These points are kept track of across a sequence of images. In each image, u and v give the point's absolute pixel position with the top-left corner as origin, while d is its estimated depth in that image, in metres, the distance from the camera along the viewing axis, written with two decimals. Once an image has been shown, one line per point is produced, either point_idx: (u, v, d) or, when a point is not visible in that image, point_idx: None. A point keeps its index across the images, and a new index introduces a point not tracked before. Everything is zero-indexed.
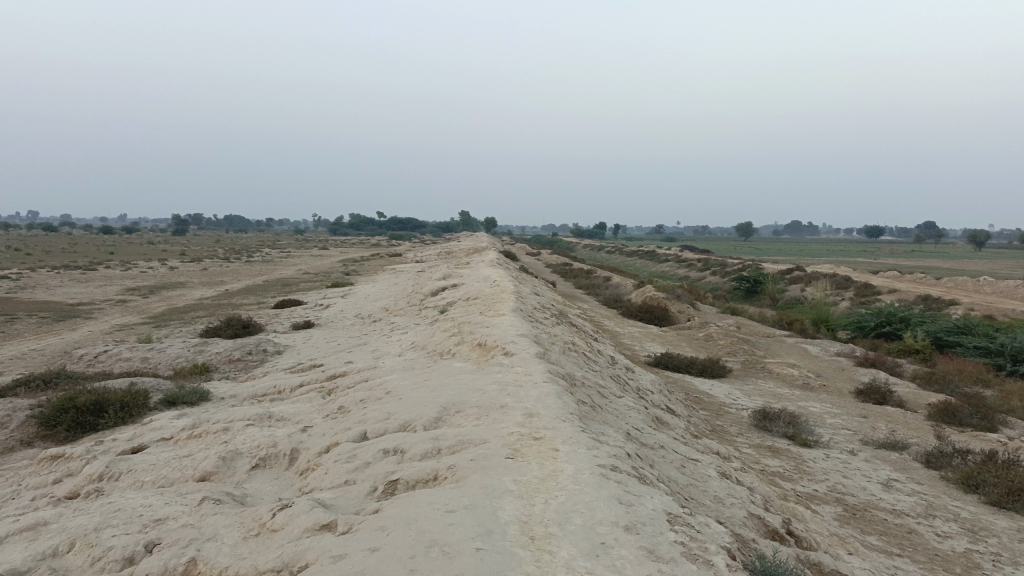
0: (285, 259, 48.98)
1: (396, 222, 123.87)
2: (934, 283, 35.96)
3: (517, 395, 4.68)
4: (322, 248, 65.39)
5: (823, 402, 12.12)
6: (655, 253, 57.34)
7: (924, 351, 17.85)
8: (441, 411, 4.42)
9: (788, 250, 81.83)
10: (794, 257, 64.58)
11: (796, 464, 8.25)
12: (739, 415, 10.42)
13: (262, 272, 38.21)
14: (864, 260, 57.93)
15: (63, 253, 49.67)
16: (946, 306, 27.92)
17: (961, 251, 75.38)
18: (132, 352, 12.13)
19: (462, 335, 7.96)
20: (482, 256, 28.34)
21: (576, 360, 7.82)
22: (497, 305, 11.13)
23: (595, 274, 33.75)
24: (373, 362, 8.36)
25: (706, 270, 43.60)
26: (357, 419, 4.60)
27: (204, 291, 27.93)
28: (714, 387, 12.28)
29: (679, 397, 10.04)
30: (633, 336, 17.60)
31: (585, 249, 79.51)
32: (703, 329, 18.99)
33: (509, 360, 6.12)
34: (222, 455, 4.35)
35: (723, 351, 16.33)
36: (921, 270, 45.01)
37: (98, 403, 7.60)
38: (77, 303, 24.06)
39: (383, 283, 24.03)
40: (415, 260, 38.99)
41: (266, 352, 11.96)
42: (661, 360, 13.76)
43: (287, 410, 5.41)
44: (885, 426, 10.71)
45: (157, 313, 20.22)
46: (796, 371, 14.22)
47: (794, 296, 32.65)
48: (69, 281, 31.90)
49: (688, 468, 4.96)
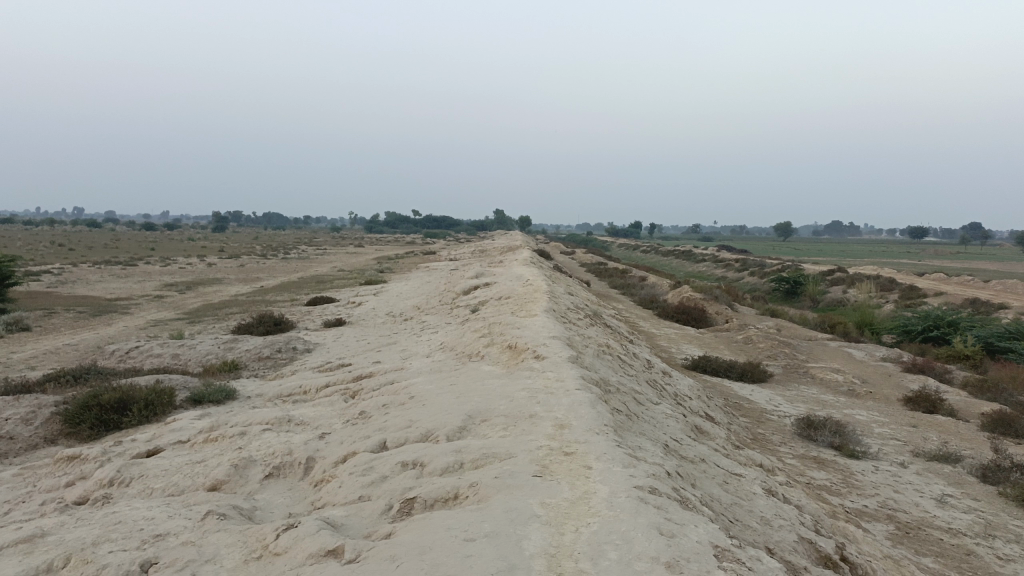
0: (321, 256, 49.31)
1: (431, 219, 124.23)
2: (983, 286, 34.75)
3: (547, 403, 4.38)
4: (358, 245, 65.79)
5: (869, 410, 11.61)
6: (691, 252, 56.54)
7: (975, 357, 17.13)
8: (466, 421, 4.13)
9: (828, 250, 80.21)
10: (835, 258, 63.16)
11: (843, 477, 7.81)
12: (781, 423, 9.98)
13: (297, 268, 38.43)
14: (907, 262, 56.45)
15: (105, 249, 50.63)
16: (996, 310, 26.92)
17: (1010, 254, 73.08)
18: (163, 348, 12.07)
19: (492, 336, 7.67)
20: (515, 254, 28.05)
21: (611, 364, 7.48)
22: (530, 305, 10.85)
23: (630, 274, 33.28)
24: (401, 362, 8.13)
25: (744, 270, 42.78)
26: (378, 426, 4.34)
27: (240, 287, 28.13)
28: (754, 393, 11.85)
29: (718, 403, 9.64)
30: (670, 337, 17.16)
31: (621, 248, 78.84)
32: (742, 331, 18.49)
33: (540, 364, 5.82)
34: (235, 462, 4.12)
35: (763, 355, 15.84)
36: (968, 272, 43.64)
37: (123, 401, 7.48)
38: (115, 298, 24.36)
39: (416, 281, 23.88)
40: (450, 258, 38.90)
41: (296, 350, 11.82)
42: (699, 364, 13.34)
43: (307, 414, 5.18)
44: (937, 436, 10.18)
45: (193, 309, 20.32)
46: (840, 377, 13.70)
47: (835, 297, 31.82)
48: (110, 277, 32.40)
49: (732, 485, 4.60)
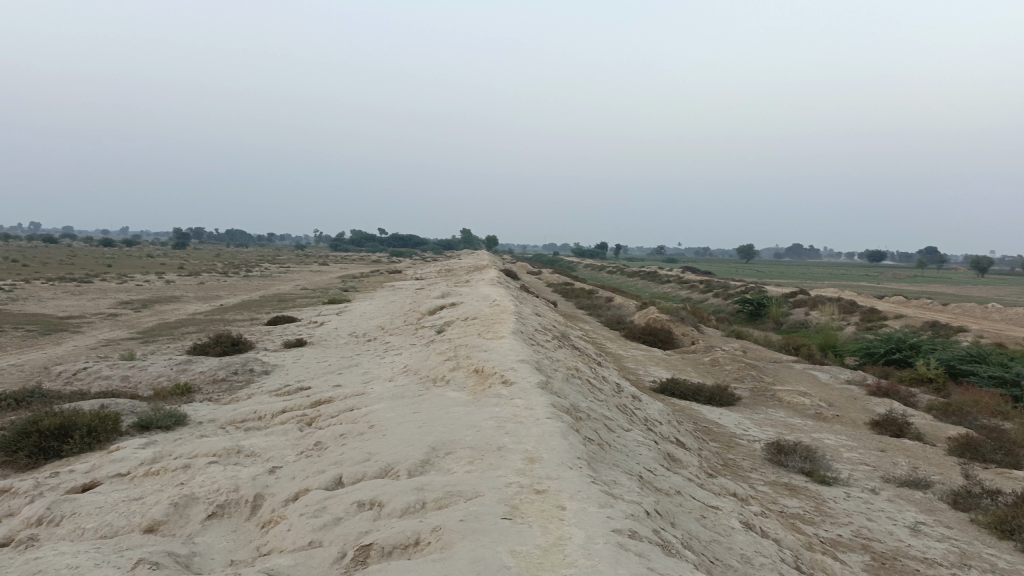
0: (284, 274, 48.48)
1: (397, 238, 123.55)
2: (942, 309, 35.36)
3: (516, 434, 4.11)
4: (322, 263, 65.04)
5: (837, 434, 11.53)
6: (657, 273, 56.87)
7: (937, 380, 17.28)
8: (429, 453, 3.85)
9: (790, 273, 81.45)
10: (796, 280, 64.08)
11: (816, 504, 7.64)
12: (751, 447, 9.82)
13: (259, 287, 37.70)
14: (866, 286, 57.48)
15: (60, 265, 49.28)
16: (954, 333, 27.35)
17: (964, 278, 74.86)
18: (112, 369, 11.54)
19: (458, 359, 7.38)
20: (481, 274, 27.80)
21: (581, 389, 7.24)
22: (497, 326, 10.59)
23: (597, 294, 33.26)
24: (362, 386, 7.79)
25: (709, 292, 43.07)
26: (333, 459, 4.03)
27: (198, 306, 27.42)
28: (723, 416, 11.71)
29: (688, 427, 9.45)
30: (637, 359, 17.00)
31: (586, 269, 79.08)
32: (708, 353, 18.44)
33: (507, 390, 5.55)
34: (176, 500, 3.78)
35: (730, 377, 15.77)
36: (927, 296, 44.46)
37: (64, 427, 7.03)
38: (66, 316, 23.54)
39: (381, 300, 23.47)
40: (416, 277, 38.52)
41: (253, 372, 11.39)
42: (667, 387, 13.18)
43: (259, 444, 4.84)
44: (905, 461, 10.11)
45: (148, 327, 19.67)
46: (807, 400, 13.65)
47: (799, 319, 32.09)
48: (62, 294, 31.39)
49: (709, 520, 4.37)
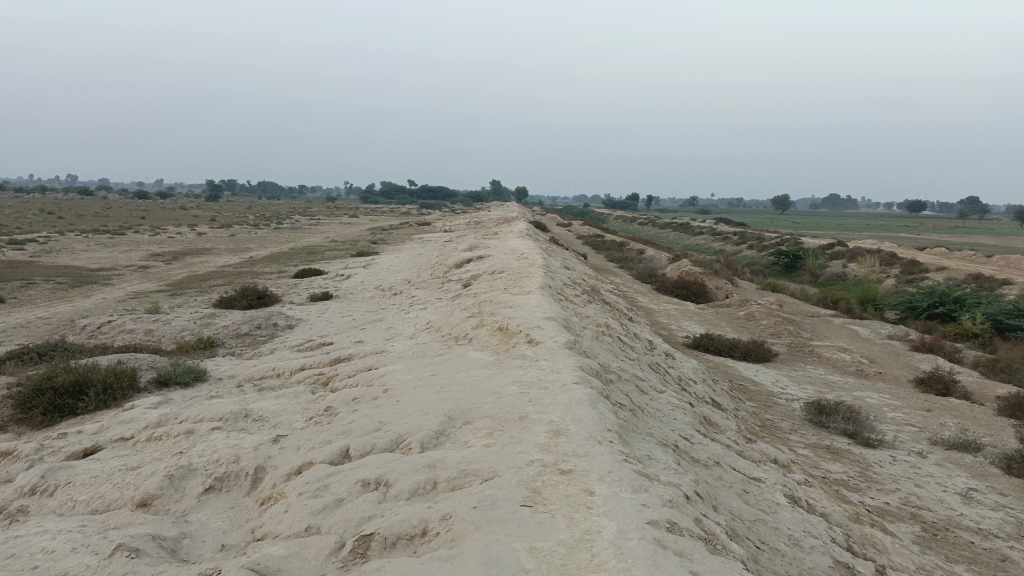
0: (314, 226, 48.44)
1: (426, 190, 123.08)
2: (986, 261, 34.15)
3: (541, 402, 3.75)
4: (352, 215, 64.97)
5: (880, 393, 11.05)
6: (689, 225, 55.81)
7: (984, 335, 16.60)
8: (445, 423, 3.51)
9: (827, 224, 79.61)
10: (832, 231, 62.60)
11: (860, 470, 7.23)
12: (790, 407, 9.40)
13: (288, 239, 37.71)
14: (904, 237, 55.98)
15: (95, 217, 49.86)
16: (1000, 286, 26.39)
17: (1009, 228, 72.54)
18: (136, 323, 11.40)
19: (482, 316, 7.04)
20: (511, 227, 27.35)
21: (611, 349, 6.87)
22: (524, 280, 10.21)
23: (628, 246, 32.65)
24: (382, 343, 7.50)
25: (742, 243, 42.15)
26: (342, 427, 3.71)
27: (228, 258, 27.45)
28: (759, 374, 11.27)
29: (723, 386, 9.05)
30: (670, 314, 16.55)
31: (617, 220, 78.12)
32: (743, 307, 17.93)
33: (533, 351, 5.19)
34: (172, 472, 3.50)
35: (766, 332, 15.28)
36: (970, 247, 43.06)
37: (79, 384, 6.84)
38: (98, 268, 23.65)
39: (408, 253, 23.17)
40: (445, 229, 38.14)
41: (277, 326, 11.19)
42: (701, 343, 12.76)
43: (268, 408, 4.55)
44: (953, 423, 9.62)
45: (176, 281, 19.61)
46: (847, 357, 13.13)
47: (836, 272, 31.23)
48: (95, 246, 31.56)
49: (752, 495, 4.00)
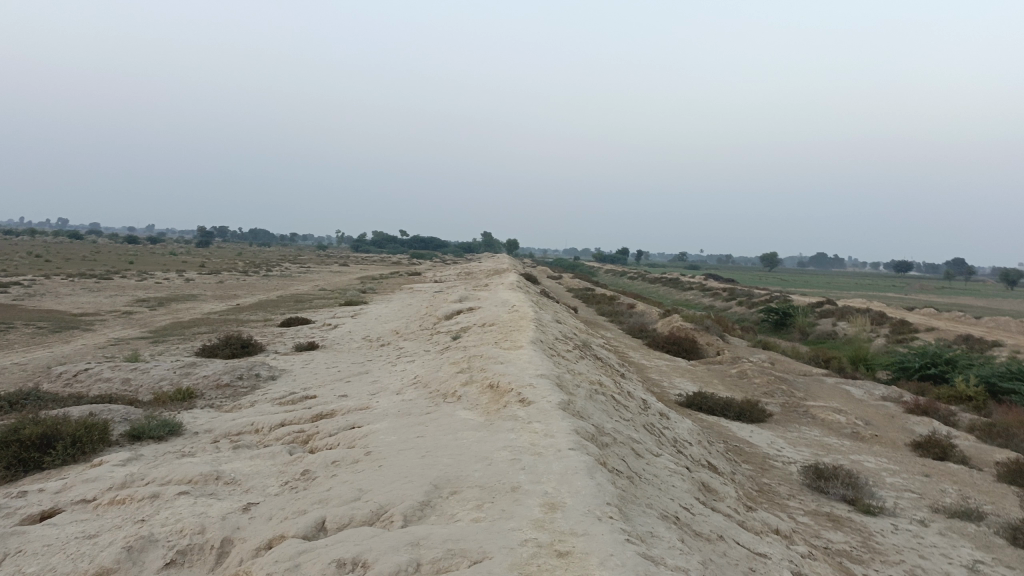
0: (303, 274, 48.22)
1: (417, 240, 123.48)
2: (975, 323, 34.19)
3: (534, 471, 3.50)
4: (342, 264, 64.82)
5: (877, 456, 10.78)
6: (679, 280, 55.93)
7: (978, 398, 16.42)
8: (431, 494, 3.24)
9: (816, 282, 80.03)
10: (821, 289, 62.93)
11: (863, 540, 6.92)
12: (787, 471, 9.11)
13: (277, 286, 37.43)
14: (892, 296, 56.29)
15: (83, 261, 49.50)
16: (990, 347, 26.33)
17: (994, 290, 73.14)
18: (114, 372, 11.05)
19: (471, 373, 6.79)
20: (501, 278, 27.19)
21: (605, 408, 6.62)
22: (515, 334, 9.97)
23: (618, 301, 32.55)
24: (368, 399, 7.21)
25: (732, 299, 42.18)
26: (319, 496, 3.43)
27: (215, 305, 27.12)
28: (754, 435, 10.99)
29: (719, 448, 8.76)
30: (661, 370, 16.31)
31: (606, 274, 78.43)
32: (735, 365, 17.71)
33: (525, 412, 4.94)
34: (131, 542, 3.20)
35: (759, 391, 15.03)
36: (958, 308, 43.23)
37: (47, 438, 6.49)
38: (81, 313, 23.27)
39: (397, 303, 22.94)
40: (435, 280, 38.00)
41: (259, 377, 10.86)
42: (694, 401, 12.50)
43: (242, 470, 4.26)
44: (954, 489, 9.33)
45: (159, 327, 19.24)
46: (842, 418, 12.88)
47: (826, 330, 31.16)
48: (80, 290, 31.16)
49: (759, 575, 3.72)
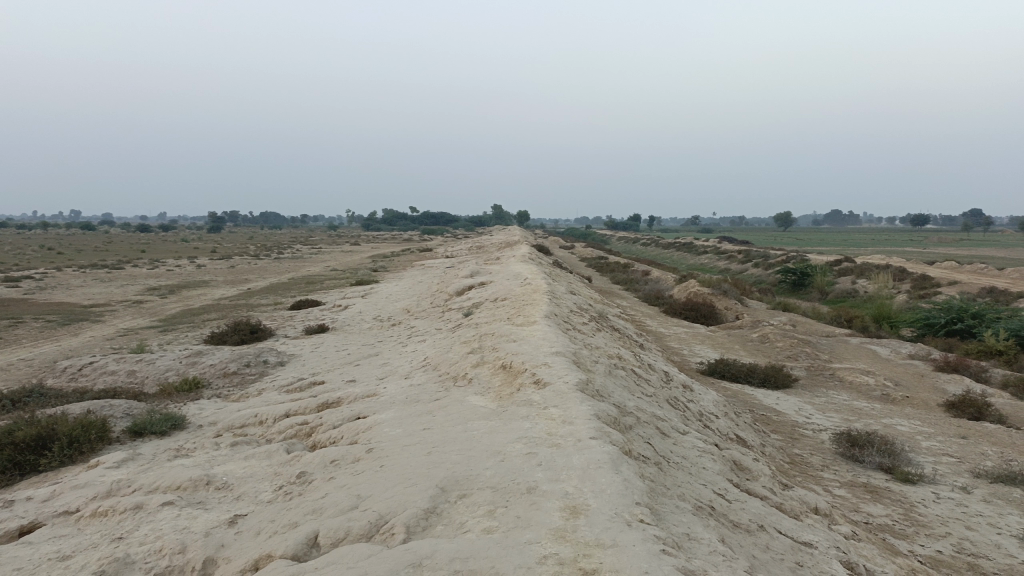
0: (315, 255, 47.99)
1: (428, 216, 123.03)
2: (998, 275, 33.44)
3: (552, 467, 3.12)
4: (353, 243, 64.58)
5: (910, 419, 10.36)
6: (693, 244, 55.24)
7: (1009, 352, 15.91)
8: (437, 499, 2.88)
9: (832, 240, 78.99)
10: (837, 247, 62.06)
11: (904, 511, 6.53)
12: (817, 439, 8.72)
13: (288, 269, 37.21)
14: (910, 251, 55.37)
15: (95, 252, 49.62)
16: (1015, 299, 25.69)
17: (1014, 240, 71.82)
18: (120, 364, 10.78)
19: (482, 353, 6.43)
20: (513, 251, 26.75)
21: (626, 385, 6.24)
22: (527, 308, 9.58)
23: (633, 268, 32.06)
24: (375, 383, 6.87)
25: (748, 261, 41.55)
26: (313, 504, 3.08)
27: (226, 290, 26.91)
28: (781, 402, 10.60)
29: (746, 419, 8.37)
30: (681, 338, 15.91)
31: (619, 241, 77.84)
32: (756, 329, 17.27)
33: (540, 396, 4.55)
34: (105, 566, 2.87)
35: (782, 355, 14.61)
36: (979, 260, 42.38)
37: (42, 438, 6.20)
38: (92, 304, 23.13)
39: (408, 281, 22.62)
40: (446, 255, 37.63)
41: (267, 364, 10.55)
42: (717, 369, 12.11)
43: (235, 475, 3.92)
44: (994, 451, 8.90)
45: (169, 315, 19.00)
46: (870, 380, 12.46)
47: (845, 288, 30.56)
48: (91, 281, 31.05)
49: (808, 569, 3.35)
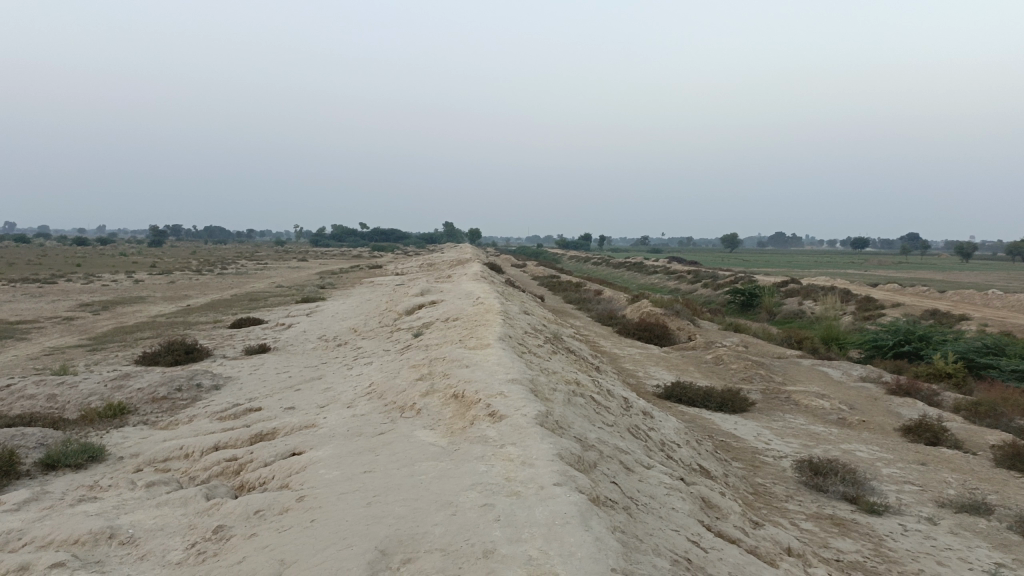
0: (260, 271, 46.64)
1: (378, 232, 121.68)
2: (939, 297, 34.24)
3: (512, 524, 2.68)
4: (301, 259, 63.27)
5: (868, 445, 10.21)
6: (643, 264, 55.58)
7: (957, 375, 16.08)
8: (376, 567, 2.41)
9: (777, 261, 80.54)
10: (783, 269, 63.22)
11: (874, 546, 6.25)
12: (779, 467, 8.45)
13: (232, 284, 36.05)
14: (851, 273, 56.60)
15: (27, 265, 47.49)
16: (957, 322, 26.26)
17: (949, 263, 74.35)
18: (39, 387, 9.94)
19: (432, 379, 5.96)
20: (464, 269, 26.31)
21: (586, 414, 5.84)
22: (480, 330, 9.14)
23: (585, 287, 31.91)
24: (315, 411, 6.33)
25: (697, 282, 41.82)
26: (229, 573, 2.58)
27: (165, 307, 25.79)
28: (739, 427, 10.34)
29: (707, 446, 8.05)
30: (635, 359, 15.65)
31: (571, 260, 78.07)
32: (709, 350, 17.14)
33: (495, 431, 4.11)
34: None
35: (736, 377, 14.45)
36: (920, 283, 43.50)
37: None
38: (18, 320, 21.82)
39: (356, 299, 21.95)
40: (397, 272, 36.98)
41: (201, 388, 9.87)
42: (673, 392, 11.83)
43: (143, 528, 3.37)
44: (954, 479, 8.76)
45: (100, 334, 17.96)
46: (826, 403, 12.33)
47: (793, 309, 30.92)
48: (21, 296, 29.48)
49: None
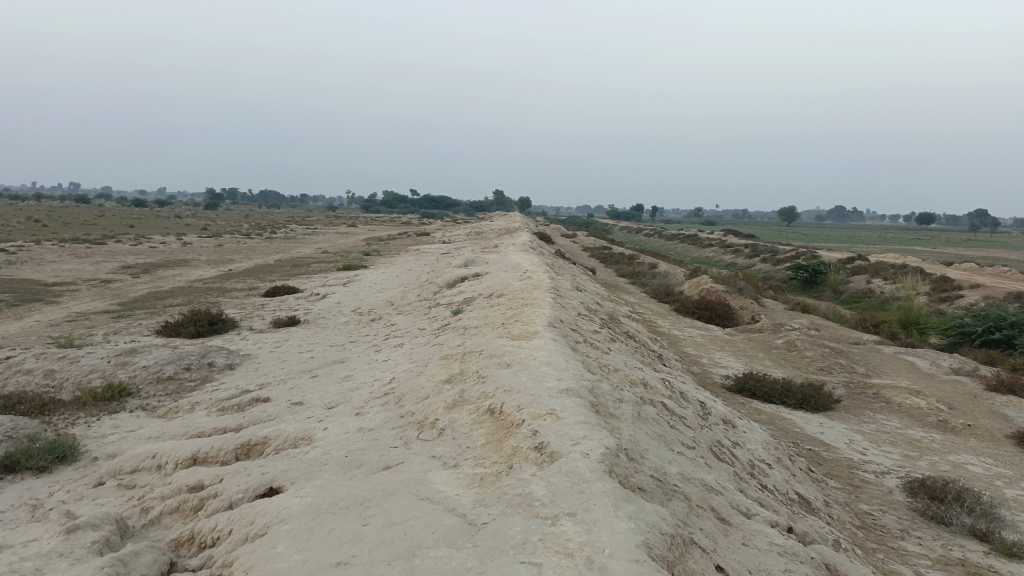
0: (309, 235, 45.92)
1: (427, 199, 120.69)
2: (1022, 279, 31.64)
3: None
4: (349, 224, 62.55)
5: (982, 457, 8.62)
6: (698, 236, 53.39)
7: None
8: None
9: (839, 236, 77.06)
10: (845, 244, 60.29)
11: None
12: (883, 488, 7.00)
13: (278, 249, 35.27)
14: (922, 250, 53.29)
15: (81, 225, 47.84)
16: None
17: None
18: (39, 361, 8.97)
19: (465, 383, 4.68)
20: (512, 239, 24.87)
21: (662, 434, 4.52)
22: (526, 311, 7.82)
23: (638, 260, 30.21)
24: (319, 415, 5.11)
25: (756, 256, 39.75)
26: None
27: (204, 271, 24.99)
28: (826, 430, 8.87)
29: (801, 464, 6.65)
30: (697, 343, 14.17)
31: (623, 231, 75.93)
32: (779, 334, 15.52)
33: (544, 487, 2.79)
34: None
35: (812, 367, 12.90)
36: (997, 262, 40.64)
37: None
38: (56, 282, 21.18)
39: (397, 268, 20.78)
40: (444, 240, 35.84)
41: (213, 367, 8.82)
42: (746, 385, 10.38)
43: None
44: None
45: (132, 299, 17.13)
46: (921, 401, 10.73)
47: (861, 288, 28.85)
48: (67, 256, 29.06)
49: None
